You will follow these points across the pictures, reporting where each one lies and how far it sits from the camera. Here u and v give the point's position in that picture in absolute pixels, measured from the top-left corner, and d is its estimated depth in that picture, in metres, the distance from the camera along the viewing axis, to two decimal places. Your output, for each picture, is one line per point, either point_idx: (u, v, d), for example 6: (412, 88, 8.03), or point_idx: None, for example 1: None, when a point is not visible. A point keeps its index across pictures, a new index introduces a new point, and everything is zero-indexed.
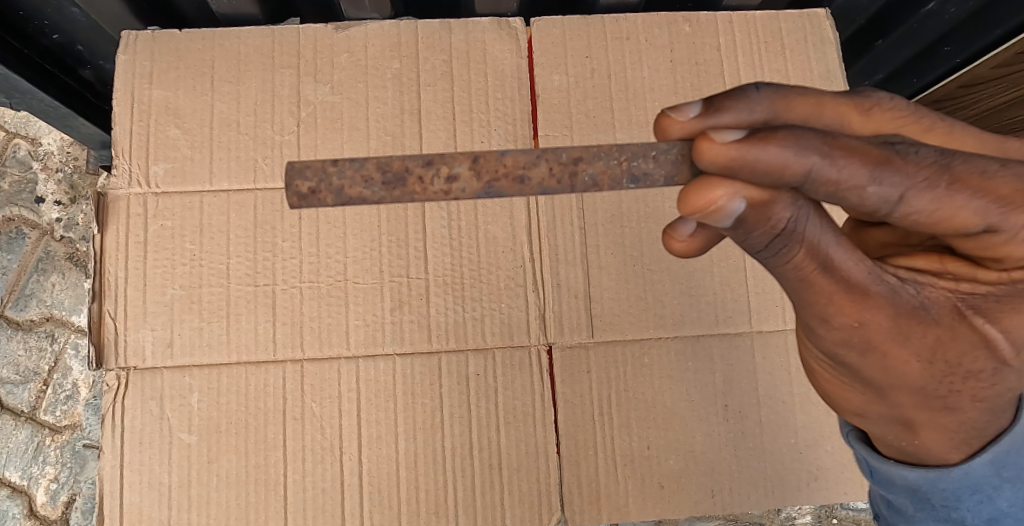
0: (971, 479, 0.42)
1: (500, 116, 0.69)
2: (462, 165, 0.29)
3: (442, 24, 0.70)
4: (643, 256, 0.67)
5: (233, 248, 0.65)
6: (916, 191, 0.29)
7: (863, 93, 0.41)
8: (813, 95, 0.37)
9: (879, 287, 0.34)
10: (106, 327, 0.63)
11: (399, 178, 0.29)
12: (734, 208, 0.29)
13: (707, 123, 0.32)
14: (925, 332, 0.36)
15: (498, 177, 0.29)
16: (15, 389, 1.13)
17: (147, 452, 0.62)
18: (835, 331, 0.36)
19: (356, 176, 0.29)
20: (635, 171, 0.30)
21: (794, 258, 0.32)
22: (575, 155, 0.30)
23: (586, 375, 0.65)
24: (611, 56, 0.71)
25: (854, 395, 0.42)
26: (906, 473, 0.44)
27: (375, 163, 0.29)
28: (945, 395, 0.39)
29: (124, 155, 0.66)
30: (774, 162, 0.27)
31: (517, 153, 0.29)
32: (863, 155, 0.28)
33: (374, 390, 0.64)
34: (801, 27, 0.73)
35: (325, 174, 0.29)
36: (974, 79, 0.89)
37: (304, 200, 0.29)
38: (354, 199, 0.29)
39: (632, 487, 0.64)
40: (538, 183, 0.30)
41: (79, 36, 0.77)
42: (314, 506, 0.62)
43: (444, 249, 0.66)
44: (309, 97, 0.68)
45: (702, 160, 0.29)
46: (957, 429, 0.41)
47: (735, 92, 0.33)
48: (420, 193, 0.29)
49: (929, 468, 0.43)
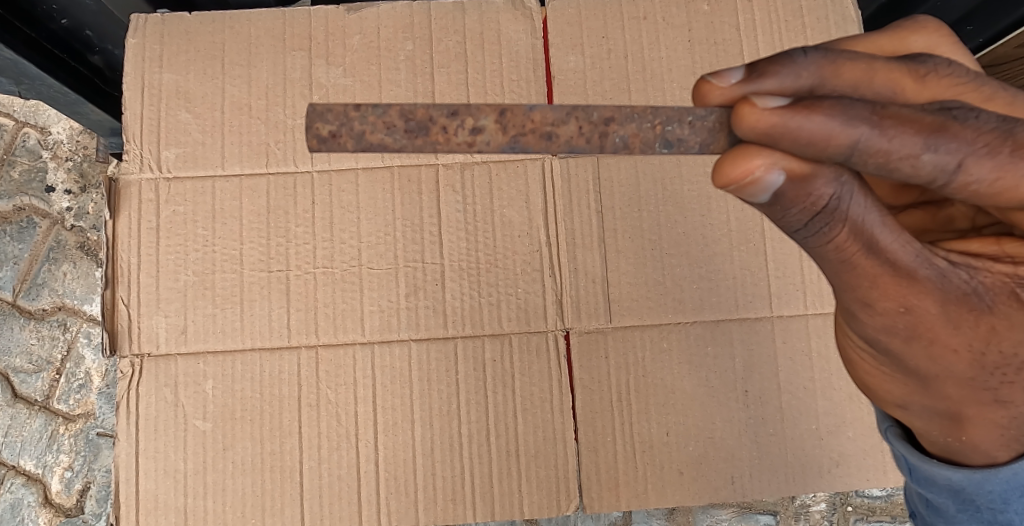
0: (1019, 481, 0.39)
1: (516, 98, 0.67)
2: (488, 118, 0.28)
3: (455, 4, 0.69)
4: (663, 240, 0.66)
5: (245, 234, 0.64)
6: (975, 157, 0.27)
7: (919, 60, 0.39)
8: (865, 61, 0.36)
9: (928, 271, 0.32)
10: (119, 313, 0.63)
11: (422, 126, 0.27)
12: (771, 180, 0.27)
13: (748, 90, 0.31)
14: (977, 321, 0.35)
15: (524, 132, 0.28)
16: (29, 378, 1.14)
17: (162, 439, 0.62)
18: (878, 316, 0.35)
19: (378, 123, 0.28)
20: (670, 136, 0.29)
21: (836, 238, 0.30)
22: (607, 115, 0.28)
23: (603, 360, 0.64)
24: (629, 36, 0.69)
25: (896, 385, 0.41)
26: (949, 472, 0.41)
27: (399, 110, 0.28)
28: (995, 387, 0.37)
29: (136, 140, 0.65)
30: (818, 132, 0.26)
31: (546, 109, 0.28)
32: (916, 123, 0.26)
33: (390, 376, 0.63)
34: (823, 5, 0.71)
35: (348, 119, 0.28)
36: (998, 58, 0.87)
37: (325, 144, 0.28)
38: (375, 146, 0.28)
39: (651, 472, 0.63)
40: (565, 141, 0.28)
41: (87, 21, 0.77)
42: (331, 493, 0.62)
43: (459, 233, 0.65)
44: (321, 80, 0.67)
45: (741, 126, 0.28)
46: (1009, 425, 0.38)
47: (780, 56, 0.32)
48: (443, 144, 0.28)
49: (975, 469, 0.40)
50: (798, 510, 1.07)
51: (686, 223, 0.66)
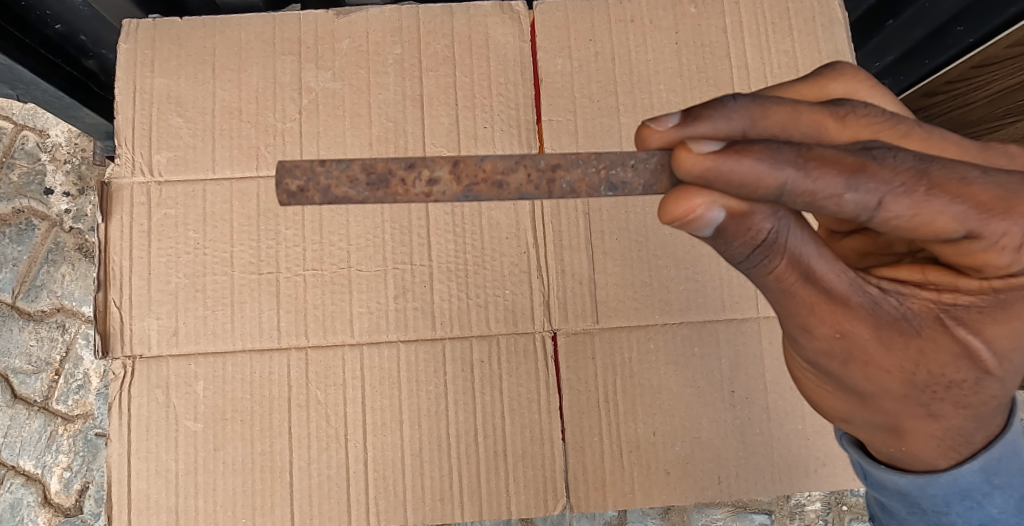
0: (959, 485, 0.41)
1: (504, 101, 0.68)
2: (442, 169, 0.28)
3: (444, 7, 0.69)
4: (649, 242, 0.66)
5: (235, 236, 0.65)
6: (894, 196, 0.27)
7: (836, 103, 0.40)
8: (788, 103, 0.37)
9: (861, 297, 0.34)
10: (112, 315, 0.64)
11: (382, 179, 0.28)
12: (712, 217, 0.29)
13: (684, 133, 0.32)
14: (907, 343, 0.35)
15: (477, 182, 0.29)
16: (28, 379, 1.15)
17: (154, 439, 0.63)
18: (817, 341, 0.36)
19: (341, 176, 0.28)
20: (614, 180, 0.30)
21: (776, 268, 0.32)
22: (553, 162, 0.29)
23: (591, 361, 0.65)
24: (615, 39, 0.70)
25: (837, 401, 0.41)
26: (896, 478, 0.43)
27: (360, 164, 0.28)
28: (928, 402, 0.38)
29: (127, 144, 0.66)
30: (748, 176, 0.27)
31: (497, 159, 0.29)
32: (837, 163, 0.27)
33: (378, 376, 0.64)
34: (809, 8, 0.71)
35: (314, 174, 0.29)
36: (988, 59, 0.86)
37: (294, 198, 0.29)
38: (340, 199, 0.29)
39: (638, 472, 0.64)
40: (516, 188, 0.29)
41: (82, 26, 0.78)
42: (320, 493, 0.63)
43: (447, 235, 0.65)
44: (310, 84, 0.67)
45: (679, 170, 0.29)
46: (944, 435, 0.39)
47: (711, 103, 0.33)
48: (403, 195, 0.28)
49: (918, 474, 0.42)
50: (792, 509, 1.07)
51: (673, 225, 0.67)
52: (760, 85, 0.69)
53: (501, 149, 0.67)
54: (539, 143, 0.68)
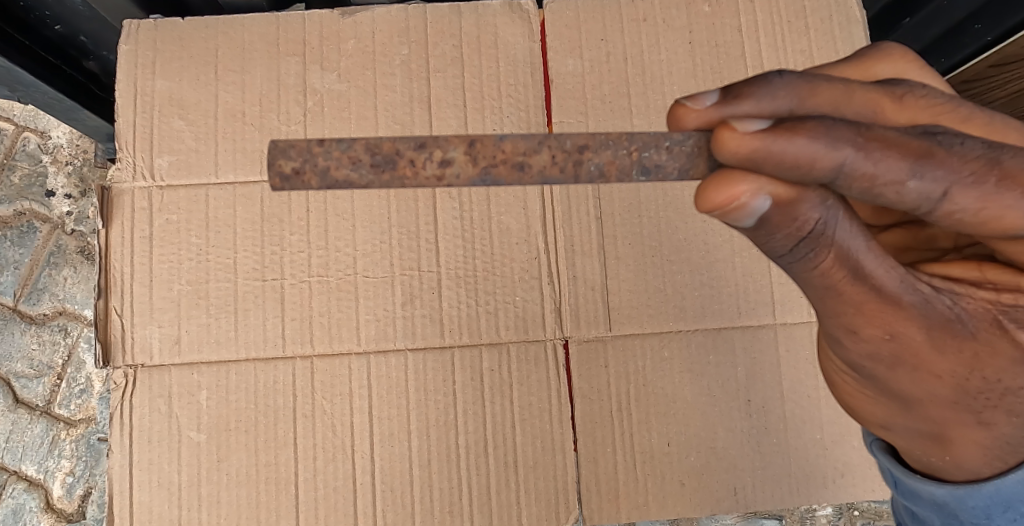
0: (1003, 496, 0.37)
1: (513, 103, 0.66)
2: (456, 149, 0.27)
3: (452, 7, 0.67)
4: (664, 246, 0.65)
5: (240, 242, 0.63)
6: (962, 186, 0.26)
7: (895, 82, 0.39)
8: (842, 84, 0.35)
9: (914, 297, 0.32)
10: (112, 323, 0.62)
11: (388, 160, 0.27)
12: (757, 206, 0.26)
13: (724, 113, 0.30)
14: (960, 346, 0.34)
15: (496, 163, 0.27)
16: (29, 384, 1.14)
17: (156, 450, 0.61)
18: (863, 343, 0.34)
19: (343, 158, 0.27)
20: (646, 163, 0.28)
21: (821, 263, 0.29)
22: (580, 142, 0.27)
23: (603, 370, 0.63)
24: (628, 38, 0.68)
25: (878, 407, 0.40)
26: (932, 488, 0.40)
27: (364, 144, 0.27)
28: (979, 410, 0.36)
29: (128, 148, 0.64)
30: (801, 155, 0.25)
31: (518, 138, 0.27)
32: (902, 147, 0.25)
33: (386, 386, 0.62)
34: (826, 6, 0.70)
35: (311, 154, 0.27)
36: (1008, 57, 0.84)
37: (288, 181, 0.27)
38: (340, 182, 0.27)
39: (652, 484, 0.62)
40: (539, 172, 0.27)
41: (81, 26, 0.76)
42: (327, 505, 0.61)
43: (456, 240, 0.64)
44: (315, 86, 0.66)
45: (722, 152, 0.27)
46: (991, 445, 0.37)
47: (756, 79, 0.30)
48: (410, 178, 0.27)
49: (957, 484, 0.39)
50: (803, 516, 1.05)
51: (687, 228, 0.65)
52: None
53: None
54: None
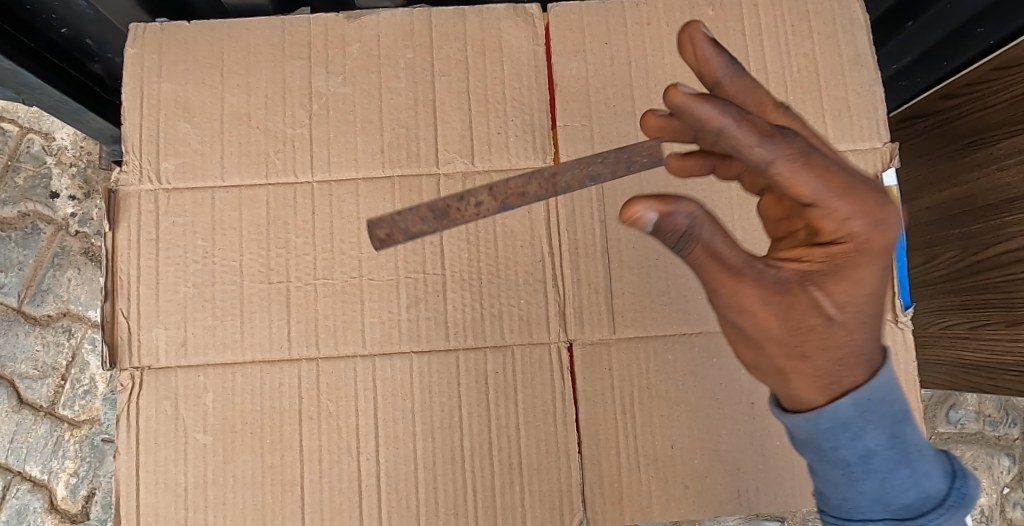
0: (839, 418, 0.46)
1: (518, 106, 0.66)
2: (483, 195, 0.37)
3: (456, 11, 0.68)
4: (667, 249, 0.65)
5: (245, 245, 0.64)
6: None
7: None
8: None
9: None
10: (119, 326, 0.63)
11: (442, 213, 0.37)
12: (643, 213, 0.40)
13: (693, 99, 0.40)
14: None
15: (509, 196, 0.37)
16: (34, 384, 1.14)
17: (162, 452, 0.61)
18: None
19: (415, 219, 0.36)
20: (595, 172, 0.39)
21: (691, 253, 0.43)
22: (553, 170, 0.39)
23: (607, 372, 0.63)
24: (632, 42, 0.68)
25: None
26: (795, 419, 0.48)
27: (427, 207, 0.36)
28: None
29: (135, 151, 0.65)
30: None
31: (516, 178, 0.38)
32: None
33: (390, 388, 0.62)
34: (829, 9, 0.70)
35: (393, 223, 0.36)
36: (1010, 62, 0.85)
37: (383, 244, 0.36)
38: (417, 236, 0.37)
39: (656, 486, 0.62)
40: (534, 194, 0.38)
41: (87, 29, 0.77)
42: (332, 507, 0.61)
43: (461, 243, 0.64)
44: (320, 89, 0.66)
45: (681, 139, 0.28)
46: None
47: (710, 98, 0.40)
48: (459, 218, 0.37)
49: (806, 413, 0.47)
50: (805, 518, 1.05)
51: None
52: (779, 90, 0.68)
53: (515, 156, 0.65)
54: (554, 149, 0.66)
